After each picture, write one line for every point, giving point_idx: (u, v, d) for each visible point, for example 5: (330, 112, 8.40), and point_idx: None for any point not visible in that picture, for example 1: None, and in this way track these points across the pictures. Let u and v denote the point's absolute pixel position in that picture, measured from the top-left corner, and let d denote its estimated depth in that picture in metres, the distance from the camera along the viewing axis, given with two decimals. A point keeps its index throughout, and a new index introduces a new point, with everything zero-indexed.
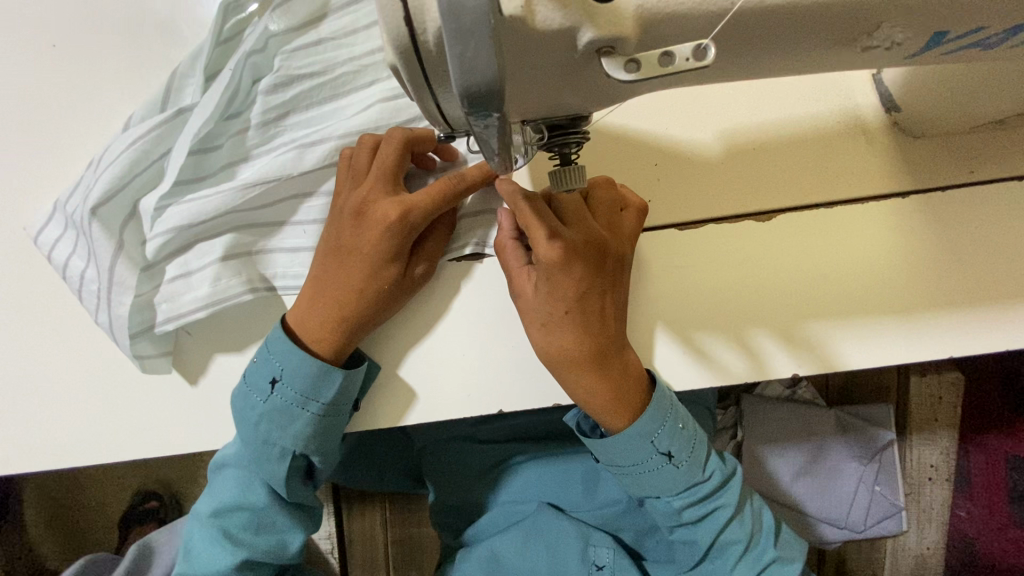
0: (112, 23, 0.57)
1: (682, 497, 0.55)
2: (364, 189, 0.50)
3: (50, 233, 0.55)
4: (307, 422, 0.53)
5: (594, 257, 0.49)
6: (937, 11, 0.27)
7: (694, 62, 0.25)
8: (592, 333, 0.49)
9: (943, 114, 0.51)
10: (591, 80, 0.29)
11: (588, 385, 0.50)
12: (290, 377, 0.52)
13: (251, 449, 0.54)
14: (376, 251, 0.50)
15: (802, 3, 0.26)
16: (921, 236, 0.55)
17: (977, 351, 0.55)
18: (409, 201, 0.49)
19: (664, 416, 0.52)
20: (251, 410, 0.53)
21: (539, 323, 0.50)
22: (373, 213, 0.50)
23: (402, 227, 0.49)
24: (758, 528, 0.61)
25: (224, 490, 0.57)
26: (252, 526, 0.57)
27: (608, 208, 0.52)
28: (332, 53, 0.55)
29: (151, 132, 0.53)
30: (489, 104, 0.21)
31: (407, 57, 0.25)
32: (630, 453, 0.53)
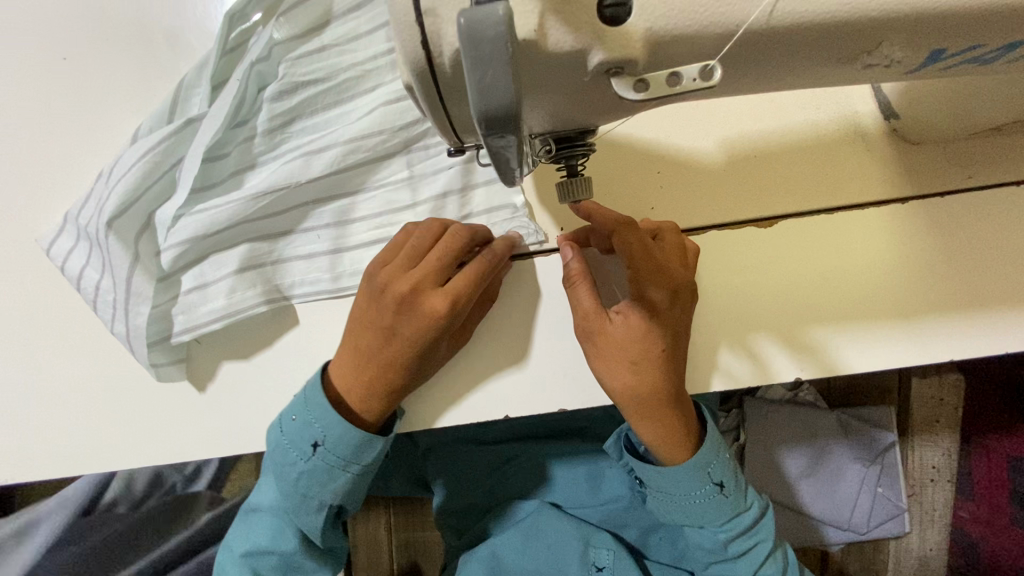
0: (123, 37, 0.58)
1: (726, 529, 0.54)
2: (410, 277, 0.49)
3: (63, 244, 0.56)
4: (345, 482, 0.52)
5: (686, 297, 0.51)
6: (938, 29, 0.28)
7: (702, 82, 0.27)
8: (677, 373, 0.51)
9: (942, 122, 0.52)
10: (601, 97, 0.29)
11: (667, 426, 0.51)
12: (332, 443, 0.51)
13: (290, 499, 0.53)
14: (423, 338, 0.50)
15: (806, 23, 0.27)
16: (922, 241, 0.55)
17: (977, 355, 0.56)
18: (456, 292, 0.49)
19: (719, 447, 0.53)
20: (291, 466, 0.52)
21: (628, 364, 0.50)
22: (419, 305, 0.49)
23: (450, 319, 0.49)
24: (784, 558, 0.60)
25: (257, 531, 0.56)
26: (281, 565, 0.56)
27: (679, 251, 0.52)
28: (336, 59, 0.56)
29: (161, 142, 0.54)
30: (506, 124, 0.21)
31: (423, 76, 0.26)
32: (683, 485, 0.52)
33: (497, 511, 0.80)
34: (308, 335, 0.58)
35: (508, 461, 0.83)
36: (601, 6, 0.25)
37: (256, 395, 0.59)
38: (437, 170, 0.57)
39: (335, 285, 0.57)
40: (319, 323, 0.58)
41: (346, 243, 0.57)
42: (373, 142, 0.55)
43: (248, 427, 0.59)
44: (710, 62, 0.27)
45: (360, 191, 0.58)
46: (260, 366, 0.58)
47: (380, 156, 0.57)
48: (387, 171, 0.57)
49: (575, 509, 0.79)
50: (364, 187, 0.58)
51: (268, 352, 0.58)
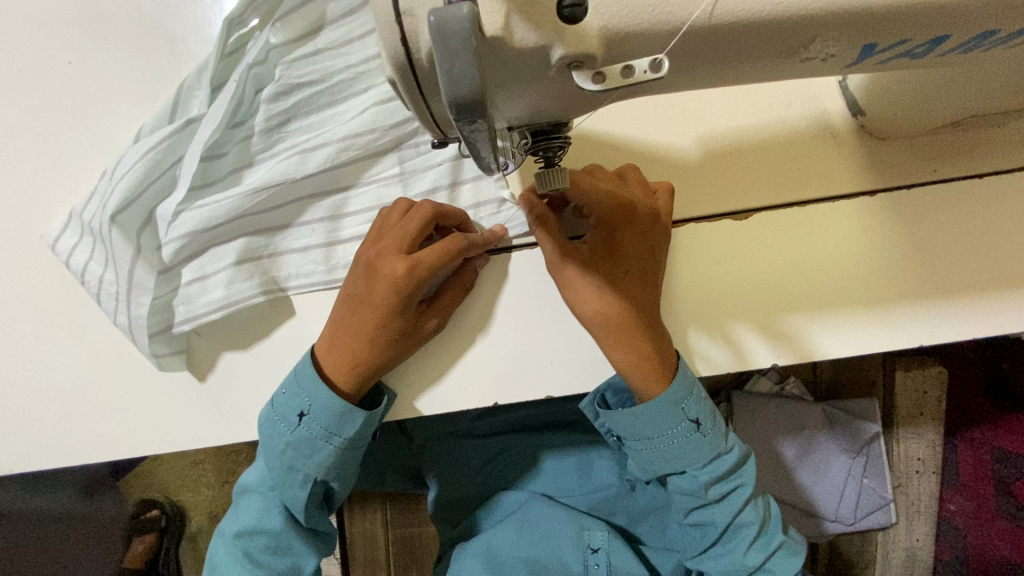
0: (125, 42, 0.61)
1: (707, 470, 0.56)
2: (379, 246, 0.53)
3: (66, 240, 0.58)
4: (329, 454, 0.55)
5: (649, 225, 0.54)
6: (868, 26, 0.31)
7: (651, 74, 0.29)
8: (643, 301, 0.54)
9: (904, 117, 0.55)
10: (566, 91, 0.32)
11: (636, 352, 0.53)
12: (316, 412, 0.54)
13: (277, 472, 0.56)
14: (387, 304, 0.52)
15: (747, 20, 0.30)
16: (888, 231, 0.58)
17: (942, 339, 0.59)
18: (416, 259, 0.52)
19: (692, 386, 0.55)
20: (277, 437, 0.55)
21: (593, 290, 0.53)
22: (382, 269, 0.52)
23: (410, 284, 0.52)
24: (767, 516, 0.62)
25: (246, 512, 0.59)
26: (271, 546, 0.58)
27: (642, 186, 0.55)
28: (330, 62, 0.59)
29: (162, 141, 0.57)
30: (474, 111, 0.24)
31: (404, 72, 0.29)
32: (661, 423, 0.55)
33: (485, 503, 0.83)
34: (303, 326, 0.60)
35: (500, 453, 0.86)
36: (559, 6, 0.28)
37: (253, 383, 0.61)
38: (426, 167, 0.60)
39: (329, 276, 0.59)
40: (314, 314, 0.60)
41: (339, 236, 0.60)
42: (365, 140, 0.58)
43: (245, 414, 0.61)
44: (659, 56, 0.30)
45: (354, 186, 0.60)
46: (258, 356, 0.61)
47: (372, 153, 0.59)
48: (380, 168, 0.60)
49: (564, 498, 0.81)
50: (357, 183, 0.60)
51: (265, 342, 0.61)
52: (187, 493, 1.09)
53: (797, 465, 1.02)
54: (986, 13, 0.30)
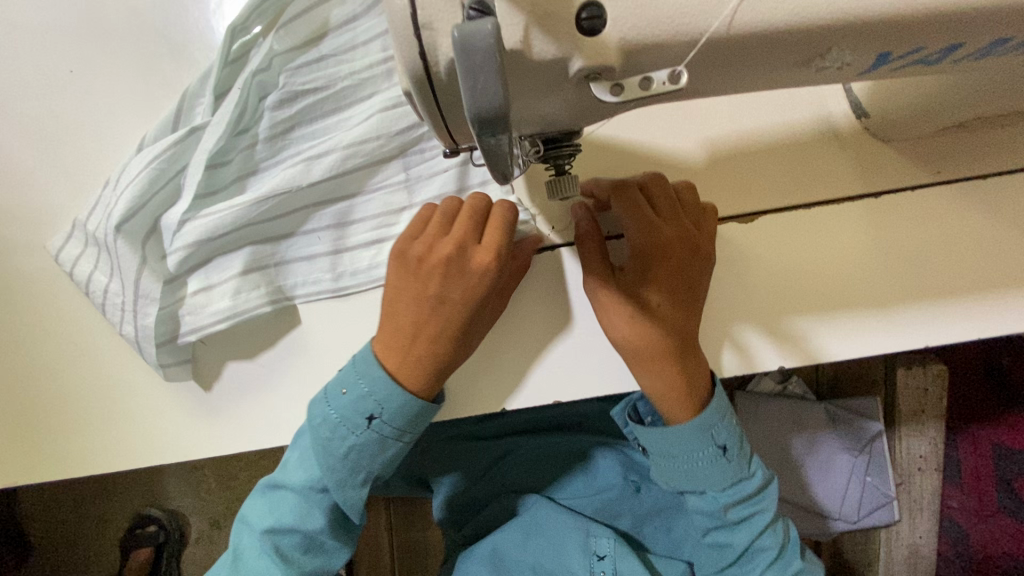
0: (127, 51, 0.60)
1: (728, 494, 0.57)
2: (426, 240, 0.51)
3: (70, 250, 0.58)
4: (397, 450, 0.54)
5: (687, 253, 0.54)
6: (884, 34, 0.31)
7: (670, 87, 0.30)
8: (677, 327, 0.54)
9: (907, 120, 0.55)
10: (582, 102, 0.32)
11: (665, 379, 0.53)
12: (388, 414, 0.52)
13: (334, 474, 0.54)
14: (476, 300, 0.50)
15: (765, 31, 0.30)
16: (892, 233, 0.59)
17: (948, 339, 0.59)
18: (496, 246, 0.50)
19: (723, 412, 0.55)
20: (339, 440, 0.53)
21: (627, 316, 0.53)
22: (471, 266, 0.50)
23: (497, 272, 0.51)
24: (786, 542, 0.61)
25: (280, 508, 0.57)
26: (302, 545, 0.57)
27: (693, 215, 0.56)
28: (334, 69, 0.59)
29: (166, 150, 0.56)
30: (497, 124, 0.24)
31: (421, 85, 0.29)
32: (687, 445, 0.54)
33: (492, 504, 0.84)
34: (310, 335, 0.60)
35: (506, 454, 0.86)
36: (579, 19, 0.28)
37: (260, 392, 0.61)
38: (433, 174, 0.59)
39: (336, 284, 0.59)
40: (321, 323, 0.60)
41: (346, 244, 0.60)
42: (371, 147, 0.58)
43: (252, 424, 0.61)
44: (677, 66, 0.30)
45: (360, 194, 0.60)
46: (262, 365, 0.60)
47: (377, 160, 0.59)
48: (385, 174, 0.60)
49: (571, 500, 0.81)
50: (363, 190, 0.60)
51: (271, 352, 0.60)
52: (187, 499, 1.07)
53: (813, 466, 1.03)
54: (999, 21, 0.31)
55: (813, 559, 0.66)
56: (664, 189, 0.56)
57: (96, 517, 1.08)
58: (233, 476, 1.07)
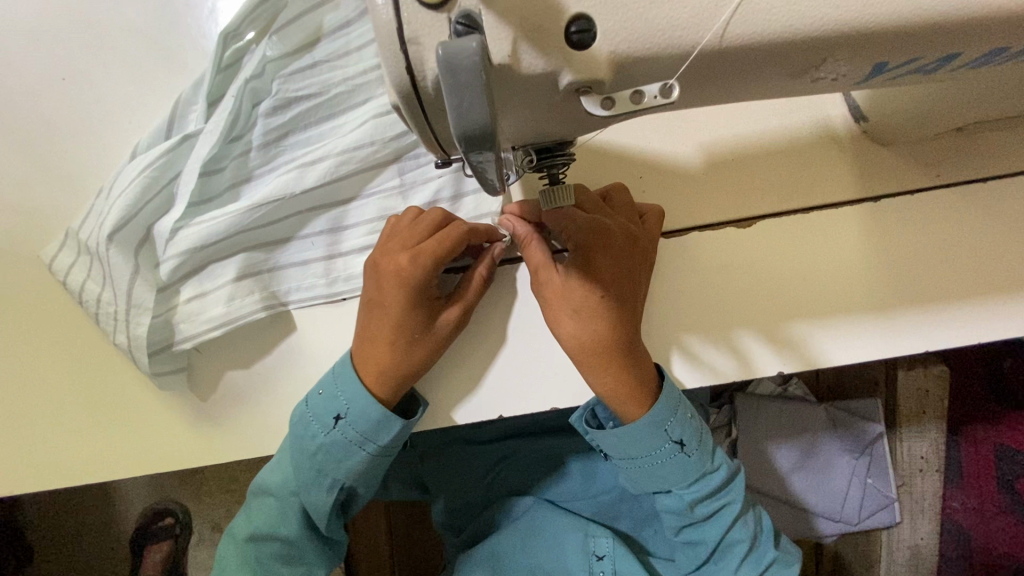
0: (120, 57, 0.60)
1: (692, 490, 0.57)
2: (386, 245, 0.53)
3: (64, 259, 0.58)
4: (361, 459, 0.55)
5: (627, 244, 0.53)
6: (879, 45, 0.30)
7: (660, 101, 0.29)
8: (624, 318, 0.52)
9: (906, 125, 0.55)
10: (572, 114, 0.32)
11: (614, 376, 0.52)
12: (354, 416, 0.53)
13: (304, 475, 0.55)
14: (400, 301, 0.52)
15: (758, 43, 0.29)
16: (891, 236, 0.58)
17: (947, 344, 0.58)
18: (418, 250, 0.51)
19: (675, 406, 0.54)
20: (310, 439, 0.54)
21: (571, 311, 0.52)
22: (385, 266, 0.52)
23: (413, 275, 0.51)
24: (758, 531, 0.62)
25: (261, 515, 0.57)
26: (283, 555, 0.57)
27: (629, 208, 0.56)
28: (327, 74, 0.58)
29: (158, 158, 0.56)
30: (484, 143, 0.23)
31: (408, 99, 0.28)
32: (644, 444, 0.54)
33: (493, 504, 0.83)
34: (305, 342, 0.60)
35: (507, 456, 0.85)
36: (568, 33, 0.28)
37: (254, 399, 0.60)
38: (427, 180, 0.59)
39: (329, 290, 0.59)
40: (315, 331, 0.59)
41: (340, 249, 0.59)
42: (364, 153, 0.57)
43: (247, 432, 0.61)
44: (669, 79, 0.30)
45: (353, 200, 0.60)
46: (256, 374, 0.60)
47: (371, 166, 0.59)
48: (380, 180, 0.59)
49: (569, 503, 0.81)
50: (358, 196, 0.60)
51: (265, 359, 0.60)
52: (188, 502, 1.07)
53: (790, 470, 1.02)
54: (997, 31, 0.30)
55: (789, 541, 0.66)
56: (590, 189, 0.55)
57: (97, 519, 1.08)
58: (232, 478, 1.06)
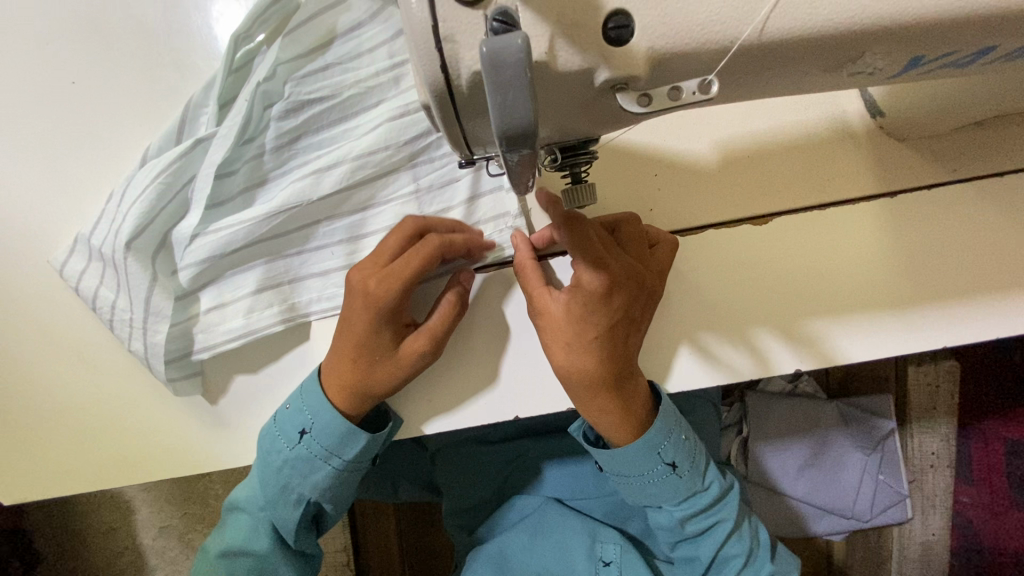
0: (130, 58, 0.59)
1: (683, 507, 0.57)
2: (361, 262, 0.53)
3: (74, 265, 0.58)
4: (326, 474, 0.54)
5: (633, 285, 0.51)
6: (918, 37, 0.30)
7: (699, 96, 0.29)
8: (617, 357, 0.51)
9: (925, 120, 0.54)
10: (603, 113, 0.32)
11: (602, 407, 0.52)
12: (318, 431, 0.53)
13: (271, 489, 0.54)
14: (365, 322, 0.51)
15: (795, 37, 0.29)
16: (909, 231, 0.58)
17: (967, 339, 0.58)
18: (389, 270, 0.51)
19: (670, 429, 0.54)
20: (276, 454, 0.54)
21: (564, 344, 0.51)
22: (357, 284, 0.52)
23: (381, 296, 0.51)
24: (756, 545, 0.62)
25: (234, 529, 0.57)
26: (253, 568, 0.56)
27: (637, 242, 0.54)
28: (340, 76, 0.58)
29: (171, 163, 0.55)
30: (525, 141, 0.23)
31: (442, 98, 0.28)
32: (637, 463, 0.54)
33: (501, 507, 0.82)
34: (320, 346, 0.59)
35: (517, 459, 0.84)
36: (606, 28, 0.28)
37: (269, 403, 0.60)
38: (443, 182, 0.59)
39: None
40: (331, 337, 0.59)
41: (360, 257, 0.59)
42: (379, 157, 0.57)
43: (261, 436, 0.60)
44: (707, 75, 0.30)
45: (370, 206, 0.59)
46: (270, 379, 0.60)
47: (386, 170, 0.58)
48: (395, 185, 0.59)
49: (580, 502, 0.81)
50: (374, 202, 0.59)
51: (279, 364, 0.59)
52: (195, 505, 1.06)
53: (784, 476, 1.01)
54: None
55: (788, 551, 0.66)
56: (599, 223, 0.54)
57: (102, 525, 1.07)
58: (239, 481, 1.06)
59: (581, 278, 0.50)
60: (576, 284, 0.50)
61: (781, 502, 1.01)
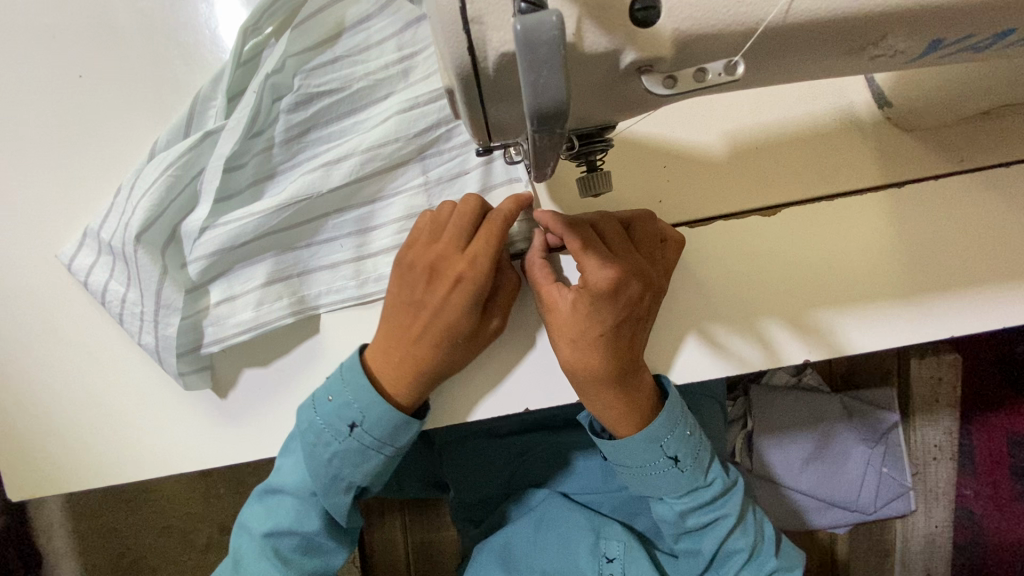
0: (137, 51, 0.59)
1: (684, 500, 0.57)
2: (438, 248, 0.52)
3: (83, 259, 0.57)
4: (377, 463, 0.54)
5: (639, 288, 0.51)
6: (928, 21, 0.31)
7: (726, 78, 0.30)
8: (621, 355, 0.51)
9: (930, 111, 0.55)
10: (623, 95, 0.33)
11: (605, 401, 0.52)
12: (369, 424, 0.52)
13: (320, 479, 0.54)
14: (450, 308, 0.51)
15: (819, 19, 0.31)
16: (914, 219, 0.58)
17: (975, 328, 0.58)
18: (475, 253, 0.51)
19: (674, 424, 0.54)
20: (324, 446, 0.53)
21: (569, 340, 0.51)
22: (444, 270, 0.51)
23: (473, 282, 0.51)
24: (760, 539, 0.62)
25: (277, 512, 0.56)
26: (301, 546, 0.56)
27: (652, 239, 0.54)
28: (349, 69, 0.58)
29: (180, 156, 0.55)
30: (556, 119, 0.25)
31: (467, 79, 0.29)
32: (639, 456, 0.54)
33: (516, 496, 0.82)
34: (330, 340, 0.59)
35: (523, 452, 0.85)
36: (632, 10, 0.29)
37: (279, 396, 0.60)
38: (452, 175, 0.59)
39: (360, 291, 0.58)
40: (341, 330, 0.59)
41: (369, 250, 0.58)
42: (389, 150, 0.57)
43: (271, 430, 0.60)
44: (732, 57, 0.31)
45: (378, 198, 0.59)
46: (281, 373, 0.60)
47: (395, 163, 0.58)
48: (404, 177, 0.59)
49: (589, 497, 0.81)
50: (383, 194, 0.59)
51: (288, 358, 0.59)
52: (198, 504, 1.06)
53: (788, 474, 1.01)
54: None
55: (794, 544, 0.66)
56: (613, 218, 0.54)
57: (106, 525, 1.06)
58: (243, 479, 1.06)
59: (588, 276, 0.50)
60: (583, 283, 0.50)
61: (785, 495, 1.02)
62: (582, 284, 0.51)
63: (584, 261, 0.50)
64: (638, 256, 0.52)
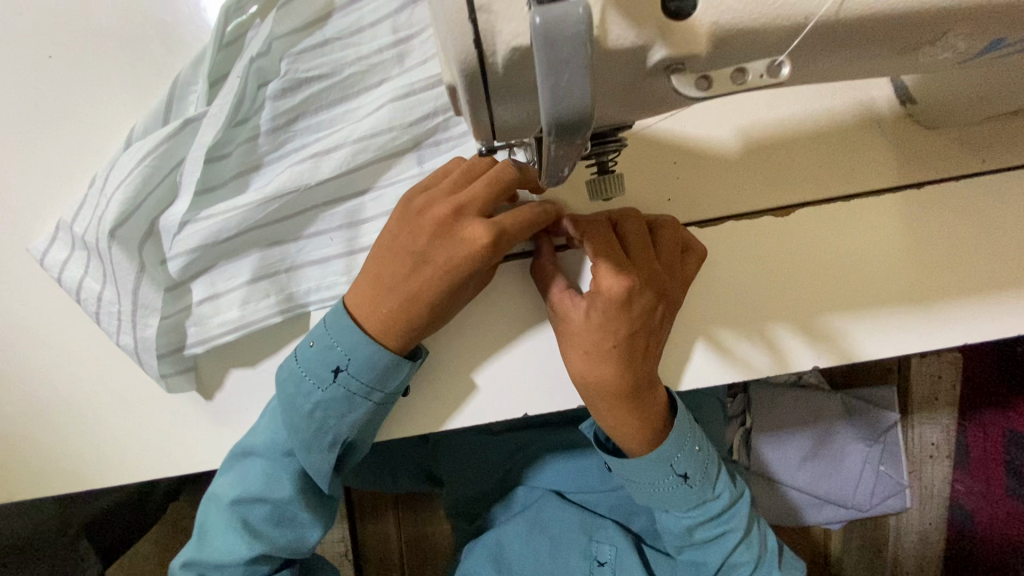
0: (109, 30, 0.55)
1: (692, 515, 0.55)
2: (458, 200, 0.47)
3: (56, 254, 0.54)
4: (363, 411, 0.51)
5: (652, 299, 0.48)
6: (971, 21, 0.29)
7: (768, 79, 0.29)
8: (635, 369, 0.49)
9: (955, 110, 0.52)
10: (644, 95, 0.30)
11: (618, 417, 0.50)
12: (354, 366, 0.50)
13: (299, 434, 0.51)
14: (455, 267, 0.47)
15: (866, 15, 0.28)
16: (934, 220, 0.55)
17: (992, 336, 0.56)
18: (502, 225, 0.46)
19: (685, 441, 0.52)
20: (303, 396, 0.50)
21: (582, 352, 0.49)
22: (460, 230, 0.46)
23: (489, 253, 0.47)
24: (765, 551, 0.60)
25: (248, 478, 0.53)
26: (274, 516, 0.53)
27: (677, 246, 0.52)
28: (340, 53, 0.54)
29: (157, 145, 0.52)
30: (575, 132, 0.23)
31: (473, 78, 0.26)
32: (650, 474, 0.52)
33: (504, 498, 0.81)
34: None
35: (520, 451, 0.83)
36: (666, 2, 0.27)
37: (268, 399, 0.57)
38: None
39: None
40: None
41: (360, 244, 0.55)
42: (382, 140, 0.54)
43: None
44: (778, 57, 0.29)
45: (370, 189, 0.56)
46: (268, 375, 0.57)
47: (389, 154, 0.55)
48: (398, 169, 0.56)
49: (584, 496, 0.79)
50: (374, 186, 0.56)
51: (275, 359, 0.57)
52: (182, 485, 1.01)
53: (785, 470, 1.00)
54: None
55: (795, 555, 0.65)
56: (638, 219, 0.51)
57: None
58: None
59: (600, 285, 0.48)
60: (595, 292, 0.48)
61: (781, 492, 1.01)
62: (593, 294, 0.48)
63: (597, 269, 0.48)
64: (658, 265, 0.50)
